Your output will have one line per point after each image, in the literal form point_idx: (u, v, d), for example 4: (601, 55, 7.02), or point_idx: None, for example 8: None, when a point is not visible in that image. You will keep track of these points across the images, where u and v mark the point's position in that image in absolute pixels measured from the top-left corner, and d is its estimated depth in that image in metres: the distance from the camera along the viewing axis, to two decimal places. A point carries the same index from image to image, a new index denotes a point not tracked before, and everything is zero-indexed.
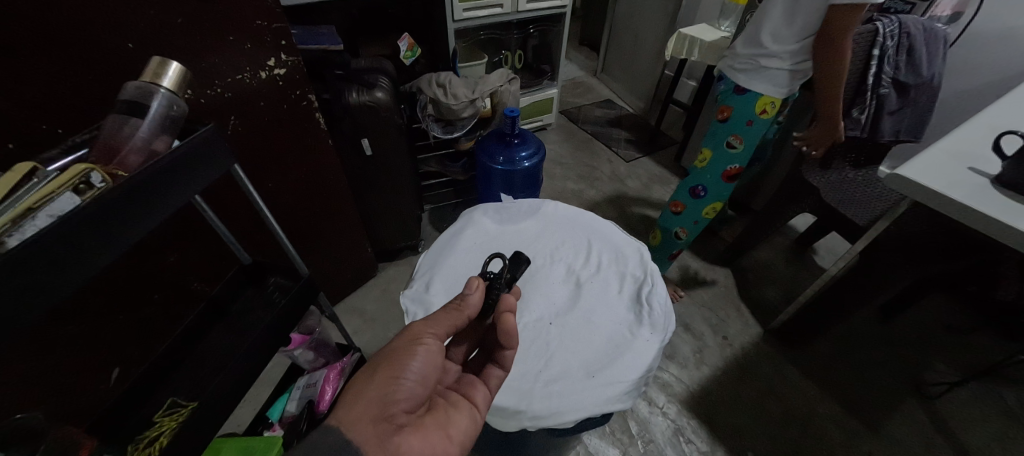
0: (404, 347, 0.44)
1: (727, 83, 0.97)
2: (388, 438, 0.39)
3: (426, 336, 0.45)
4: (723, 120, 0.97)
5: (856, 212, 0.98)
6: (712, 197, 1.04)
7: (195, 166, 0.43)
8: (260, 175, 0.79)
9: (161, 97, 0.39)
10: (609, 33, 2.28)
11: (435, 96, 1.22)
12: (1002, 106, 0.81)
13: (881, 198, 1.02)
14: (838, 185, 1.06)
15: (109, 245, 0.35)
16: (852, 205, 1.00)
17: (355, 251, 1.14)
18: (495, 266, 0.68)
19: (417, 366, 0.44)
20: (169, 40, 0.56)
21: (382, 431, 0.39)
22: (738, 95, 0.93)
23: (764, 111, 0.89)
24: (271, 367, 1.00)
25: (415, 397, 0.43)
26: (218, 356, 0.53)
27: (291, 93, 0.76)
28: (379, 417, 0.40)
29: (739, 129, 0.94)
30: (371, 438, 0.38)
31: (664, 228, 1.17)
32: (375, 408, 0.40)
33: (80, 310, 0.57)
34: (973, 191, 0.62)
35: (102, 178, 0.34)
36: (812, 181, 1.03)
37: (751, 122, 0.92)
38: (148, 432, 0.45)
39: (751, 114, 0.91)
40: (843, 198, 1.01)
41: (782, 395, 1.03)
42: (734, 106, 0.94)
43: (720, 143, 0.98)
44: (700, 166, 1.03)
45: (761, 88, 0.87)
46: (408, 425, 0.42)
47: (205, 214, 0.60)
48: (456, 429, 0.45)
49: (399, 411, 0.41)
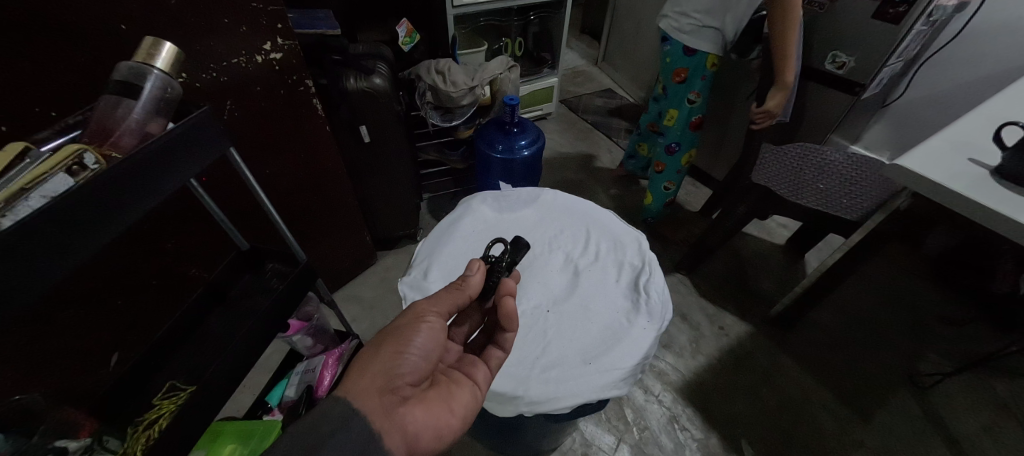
0: (407, 325, 0.45)
1: (673, 47, 1.12)
2: (394, 408, 0.39)
3: (429, 315, 0.46)
4: (680, 81, 1.14)
5: (817, 201, 0.97)
6: (685, 147, 1.23)
7: (191, 148, 0.42)
8: (257, 160, 0.79)
9: (155, 78, 0.38)
10: (611, 20, 2.25)
11: (433, 83, 1.21)
12: (1002, 97, 0.80)
13: (810, 171, 1.07)
14: (776, 171, 1.07)
15: (104, 227, 0.35)
16: (799, 189, 1.01)
17: (353, 239, 1.14)
18: (498, 250, 0.68)
19: (421, 342, 0.44)
20: (163, 22, 0.55)
21: (389, 402, 0.40)
22: (687, 56, 1.09)
23: (713, 64, 1.08)
24: (270, 353, 1.00)
25: (418, 371, 0.44)
26: (217, 339, 0.53)
27: (288, 78, 0.75)
28: (385, 389, 0.40)
29: (695, 85, 1.12)
30: (377, 409, 0.38)
31: (654, 186, 1.34)
32: (381, 379, 0.41)
33: (75, 296, 0.57)
34: (971, 182, 0.62)
35: (95, 159, 0.34)
36: (762, 184, 1.02)
37: (703, 78, 1.11)
38: (147, 414, 0.47)
39: (703, 73, 1.10)
40: (797, 192, 1.00)
41: (775, 384, 1.05)
42: (687, 67, 1.11)
43: (683, 100, 1.16)
44: (671, 124, 1.21)
45: (697, 45, 1.05)
46: (411, 397, 0.42)
47: (202, 198, 0.59)
48: (459, 404, 0.45)
49: (404, 384, 0.42)
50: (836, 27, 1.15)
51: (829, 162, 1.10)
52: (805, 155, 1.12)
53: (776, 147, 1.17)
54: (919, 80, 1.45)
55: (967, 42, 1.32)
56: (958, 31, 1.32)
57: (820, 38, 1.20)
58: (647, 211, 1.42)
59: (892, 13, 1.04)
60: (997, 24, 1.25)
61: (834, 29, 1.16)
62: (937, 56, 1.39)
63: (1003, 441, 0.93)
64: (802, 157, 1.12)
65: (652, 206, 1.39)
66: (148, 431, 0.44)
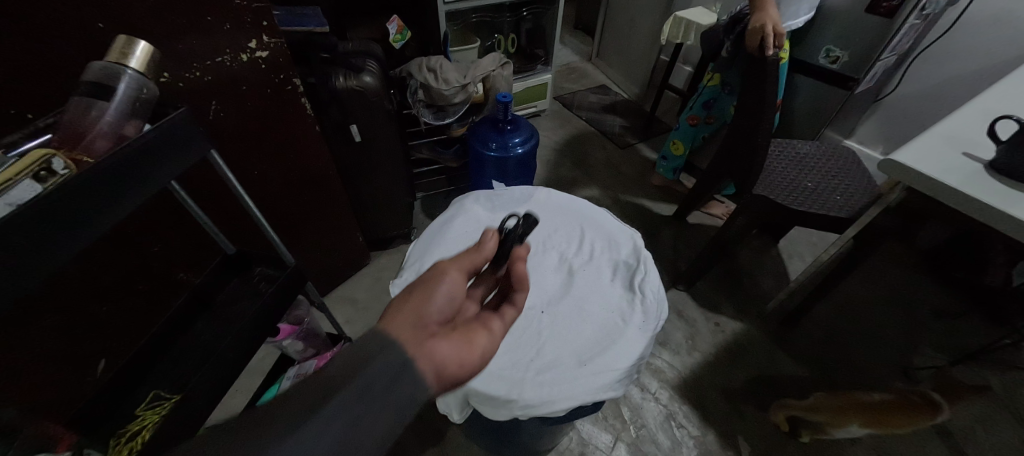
0: (429, 274, 0.40)
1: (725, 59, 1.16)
2: (424, 339, 0.33)
3: (451, 268, 0.41)
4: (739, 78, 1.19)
5: (811, 203, 0.96)
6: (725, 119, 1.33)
7: (170, 151, 0.41)
8: (244, 162, 0.77)
9: (128, 78, 0.37)
10: (604, 16, 2.24)
11: (425, 81, 1.19)
12: (996, 91, 0.80)
13: (808, 172, 1.06)
14: (773, 172, 1.05)
15: (77, 235, 0.34)
16: (794, 193, 0.99)
17: (345, 239, 1.12)
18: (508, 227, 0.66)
19: (446, 288, 0.39)
20: (140, 21, 0.53)
21: (418, 333, 0.33)
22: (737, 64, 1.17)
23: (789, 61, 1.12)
24: (262, 357, 0.99)
25: (443, 311, 0.37)
26: (203, 345, 0.52)
27: (276, 77, 0.74)
28: (413, 321, 0.34)
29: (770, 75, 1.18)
30: (408, 335, 0.31)
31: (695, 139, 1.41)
32: (409, 315, 0.35)
33: (56, 303, 0.55)
34: (966, 176, 0.62)
35: (63, 164, 0.32)
36: (762, 194, 0.98)
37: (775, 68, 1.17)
38: (130, 426, 0.45)
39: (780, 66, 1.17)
40: (790, 193, 0.98)
41: (771, 379, 1.06)
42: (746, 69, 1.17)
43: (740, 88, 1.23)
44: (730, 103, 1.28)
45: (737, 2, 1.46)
46: (438, 334, 0.35)
47: (183, 201, 0.57)
48: (483, 347, 0.37)
49: (431, 320, 0.36)
50: (828, 21, 1.15)
51: (824, 160, 1.09)
52: (800, 153, 1.11)
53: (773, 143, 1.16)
54: (912, 74, 1.45)
55: (958, 35, 1.32)
56: (948, 25, 1.32)
57: (814, 32, 1.19)
58: (669, 165, 1.49)
59: (885, 7, 1.04)
60: (986, 17, 1.26)
61: (826, 24, 1.15)
62: (930, 49, 1.38)
63: None
64: (796, 155, 1.10)
65: (678, 160, 1.45)
66: (131, 443, 0.43)
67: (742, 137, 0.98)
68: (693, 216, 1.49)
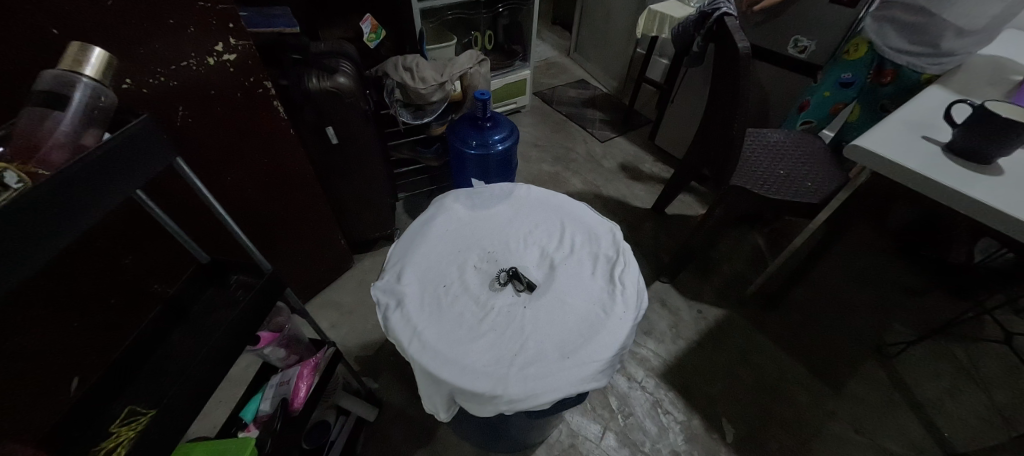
0: None
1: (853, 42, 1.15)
2: None
3: None
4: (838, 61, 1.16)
5: (786, 190, 0.99)
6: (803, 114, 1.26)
7: (133, 157, 0.39)
8: (216, 168, 0.75)
9: (84, 86, 0.36)
10: (581, 11, 2.24)
11: (402, 80, 1.18)
12: (950, 77, 0.84)
13: (786, 161, 1.08)
14: (752, 164, 1.07)
15: (37, 251, 0.33)
16: (772, 184, 1.01)
17: (326, 243, 1.10)
18: (498, 279, 0.65)
19: None
20: (97, 27, 0.51)
21: None
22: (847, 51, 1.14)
23: (850, 50, 1.12)
24: (243, 367, 0.98)
25: None
26: (179, 358, 0.51)
27: (245, 80, 0.72)
28: None
29: (843, 72, 1.14)
30: None
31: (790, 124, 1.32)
32: None
33: (19, 322, 0.54)
34: (926, 159, 0.64)
35: (16, 178, 0.31)
36: (739, 185, 1.00)
37: (842, 66, 1.14)
38: (105, 443, 0.43)
39: (862, 65, 1.09)
40: (764, 182, 1.01)
41: (751, 361, 1.09)
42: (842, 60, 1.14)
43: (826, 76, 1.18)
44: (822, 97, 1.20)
45: None
46: None
47: (153, 212, 0.55)
48: None
49: None
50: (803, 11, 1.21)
51: (803, 150, 1.11)
52: (777, 143, 1.13)
53: (758, 134, 1.17)
54: None
55: None
56: None
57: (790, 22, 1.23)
58: None
59: None
60: None
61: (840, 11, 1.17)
62: None
63: (961, 402, 1.00)
64: (773, 146, 1.13)
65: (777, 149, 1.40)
66: None
67: (715, 128, 1.00)
68: (673, 207, 1.52)
